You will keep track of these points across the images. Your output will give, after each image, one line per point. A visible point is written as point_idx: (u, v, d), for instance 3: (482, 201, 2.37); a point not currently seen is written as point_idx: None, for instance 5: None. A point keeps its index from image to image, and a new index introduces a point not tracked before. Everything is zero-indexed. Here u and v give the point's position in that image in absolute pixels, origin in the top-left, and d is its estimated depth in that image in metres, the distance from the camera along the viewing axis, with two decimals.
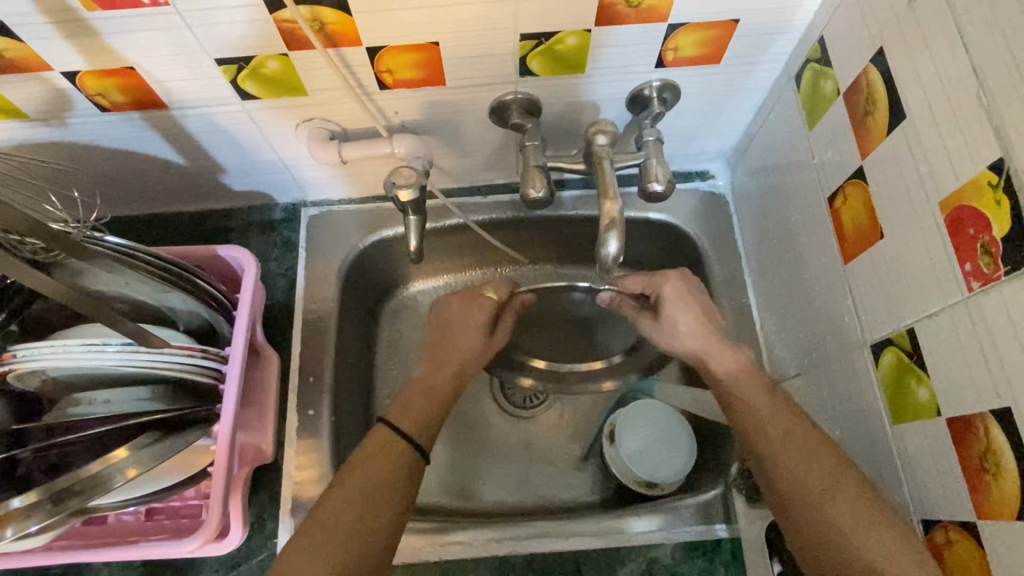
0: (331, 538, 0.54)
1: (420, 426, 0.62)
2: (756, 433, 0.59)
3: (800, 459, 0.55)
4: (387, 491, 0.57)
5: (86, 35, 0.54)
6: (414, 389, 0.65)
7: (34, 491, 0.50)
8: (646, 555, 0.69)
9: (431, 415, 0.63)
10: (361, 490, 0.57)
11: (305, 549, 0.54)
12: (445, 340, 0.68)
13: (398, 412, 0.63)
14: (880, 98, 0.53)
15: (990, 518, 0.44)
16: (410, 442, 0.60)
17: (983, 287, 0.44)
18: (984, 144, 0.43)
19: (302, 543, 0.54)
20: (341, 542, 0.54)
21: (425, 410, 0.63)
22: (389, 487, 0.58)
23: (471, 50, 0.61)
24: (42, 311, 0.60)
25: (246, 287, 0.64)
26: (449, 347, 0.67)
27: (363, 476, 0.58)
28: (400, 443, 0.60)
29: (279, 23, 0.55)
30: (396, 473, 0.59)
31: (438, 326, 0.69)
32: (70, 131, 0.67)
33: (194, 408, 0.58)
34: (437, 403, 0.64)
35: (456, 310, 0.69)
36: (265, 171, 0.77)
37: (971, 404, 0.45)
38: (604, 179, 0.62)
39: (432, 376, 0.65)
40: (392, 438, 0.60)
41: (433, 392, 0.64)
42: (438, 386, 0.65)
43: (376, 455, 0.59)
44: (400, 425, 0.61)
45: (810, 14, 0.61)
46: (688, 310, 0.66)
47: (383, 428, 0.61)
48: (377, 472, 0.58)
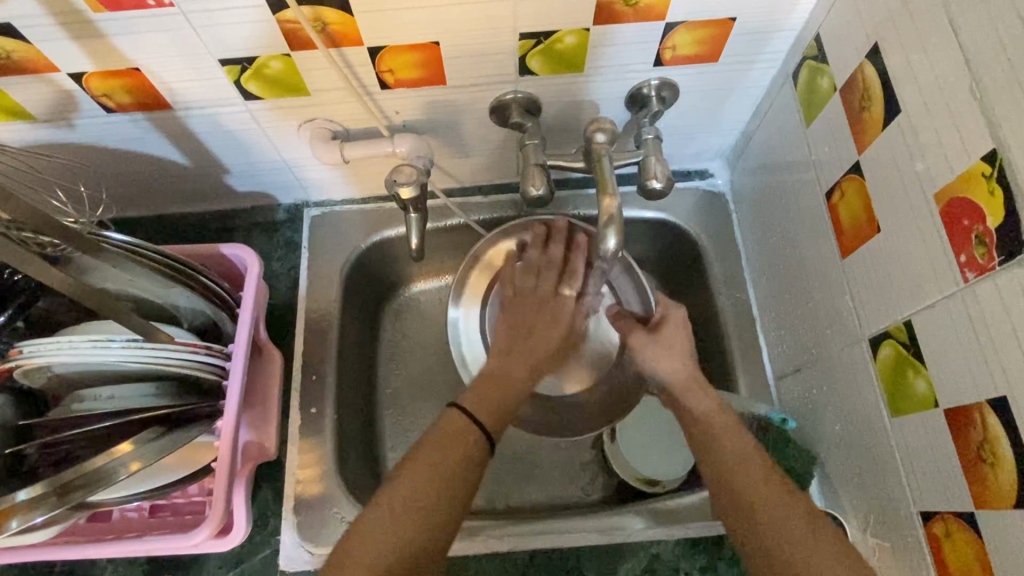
0: (407, 523, 0.53)
1: (493, 418, 0.61)
2: (731, 478, 0.56)
3: (761, 491, 0.54)
4: (463, 475, 0.56)
5: (92, 37, 0.55)
6: (489, 378, 0.64)
7: (40, 483, 0.51)
8: (647, 552, 0.69)
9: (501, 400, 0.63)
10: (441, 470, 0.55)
11: (366, 534, 0.52)
12: (524, 334, 0.68)
13: (473, 400, 0.61)
14: (875, 94, 0.53)
15: (988, 507, 0.45)
16: (481, 429, 0.59)
17: (979, 277, 0.44)
18: (978, 136, 0.43)
19: (374, 526, 0.52)
20: (406, 531, 0.52)
21: (492, 401, 0.62)
22: (468, 468, 0.56)
23: (471, 50, 0.62)
24: (48, 308, 0.60)
25: (249, 285, 0.65)
26: (527, 340, 0.68)
27: (439, 456, 0.56)
28: (468, 424, 0.59)
29: (282, 24, 0.56)
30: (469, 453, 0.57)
31: (521, 320, 0.70)
32: (76, 132, 0.68)
33: (198, 404, 0.59)
34: (507, 396, 0.63)
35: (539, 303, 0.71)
36: (268, 172, 0.78)
37: (968, 393, 0.46)
38: (603, 176, 0.62)
39: (504, 368, 0.65)
40: (467, 423, 0.59)
41: (506, 384, 0.64)
42: (514, 380, 0.65)
43: (448, 441, 0.57)
44: (468, 408, 0.60)
45: (806, 12, 0.61)
46: (685, 337, 0.68)
47: (454, 412, 0.60)
48: (449, 452, 0.57)
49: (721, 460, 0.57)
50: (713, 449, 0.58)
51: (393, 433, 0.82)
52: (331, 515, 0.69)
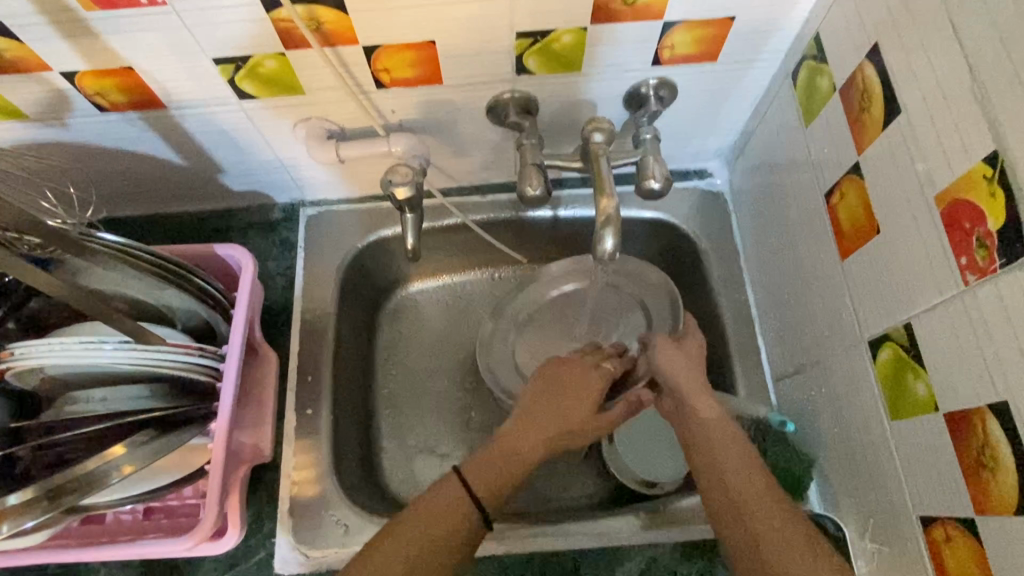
0: None
1: (490, 495, 0.60)
2: (744, 511, 0.52)
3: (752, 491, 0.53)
4: (443, 552, 0.56)
5: (84, 36, 0.55)
6: (501, 445, 0.64)
7: (31, 487, 0.50)
8: (645, 554, 0.69)
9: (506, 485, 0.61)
10: (428, 550, 0.56)
11: None
12: (545, 402, 0.68)
13: (472, 470, 0.61)
14: (875, 94, 0.53)
15: (989, 513, 0.44)
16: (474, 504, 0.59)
17: (979, 280, 0.43)
18: (980, 137, 0.43)
19: None
20: None
21: (501, 475, 0.61)
22: (452, 545, 0.57)
23: (466, 48, 0.61)
24: (40, 309, 0.60)
25: (244, 286, 0.64)
26: (544, 410, 0.67)
27: (425, 528, 0.56)
28: (462, 502, 0.59)
29: (276, 23, 0.55)
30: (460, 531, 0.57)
31: (553, 388, 0.69)
32: (69, 131, 0.67)
33: (191, 406, 0.58)
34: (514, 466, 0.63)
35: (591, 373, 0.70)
36: (264, 172, 0.78)
37: (968, 397, 0.45)
38: (600, 177, 0.62)
39: (518, 439, 0.64)
40: (459, 498, 0.59)
41: (512, 452, 0.64)
42: (525, 455, 0.63)
43: (437, 513, 0.57)
44: (471, 479, 0.60)
45: (806, 11, 0.61)
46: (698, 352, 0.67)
47: (456, 482, 0.60)
48: (438, 527, 0.57)
49: (738, 498, 0.53)
50: (728, 485, 0.54)
51: (390, 434, 0.82)
52: (326, 517, 0.69)
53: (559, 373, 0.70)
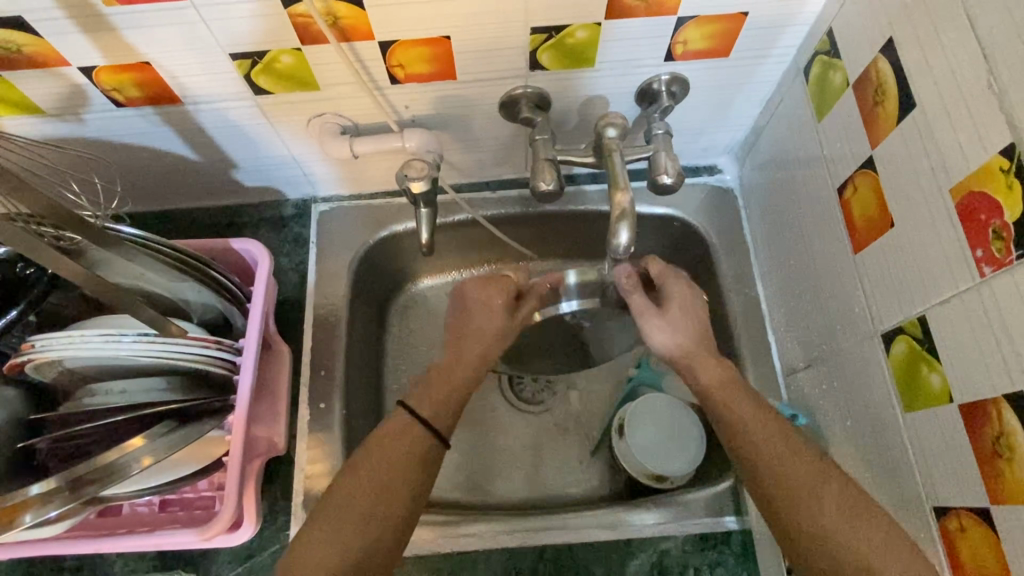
0: (345, 527, 0.55)
1: (436, 413, 0.62)
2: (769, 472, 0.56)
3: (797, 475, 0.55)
4: (402, 479, 0.58)
5: (103, 30, 0.55)
6: (438, 374, 0.65)
7: (53, 478, 0.51)
8: (657, 547, 0.69)
9: (452, 402, 0.63)
10: (389, 476, 0.58)
11: (304, 539, 0.55)
12: (466, 325, 0.67)
13: (416, 397, 0.63)
14: (889, 88, 0.53)
15: (1003, 503, 0.45)
16: (425, 428, 0.61)
17: (995, 272, 0.44)
18: (996, 130, 0.43)
19: (316, 529, 0.55)
20: (346, 534, 0.55)
21: (441, 398, 0.63)
22: (410, 471, 0.58)
23: (481, 44, 0.61)
24: (60, 303, 0.60)
25: (260, 280, 0.65)
26: (469, 332, 0.67)
27: (383, 459, 0.58)
28: (415, 427, 0.60)
29: (294, 18, 0.56)
30: (416, 454, 0.59)
31: (461, 311, 0.68)
32: (85, 126, 0.68)
33: (209, 399, 0.59)
34: (458, 386, 0.64)
35: (477, 289, 0.68)
36: (276, 167, 0.78)
37: (984, 388, 0.45)
38: (613, 172, 0.62)
39: (449, 360, 0.65)
40: (409, 423, 0.61)
41: (451, 378, 0.64)
42: (460, 375, 0.64)
43: (392, 444, 0.59)
44: (418, 409, 0.62)
45: (819, 7, 0.61)
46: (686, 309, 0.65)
47: (400, 412, 0.62)
48: (394, 456, 0.59)
49: (791, 494, 0.54)
50: (781, 479, 0.55)
51: None
52: None
53: (462, 293, 0.69)
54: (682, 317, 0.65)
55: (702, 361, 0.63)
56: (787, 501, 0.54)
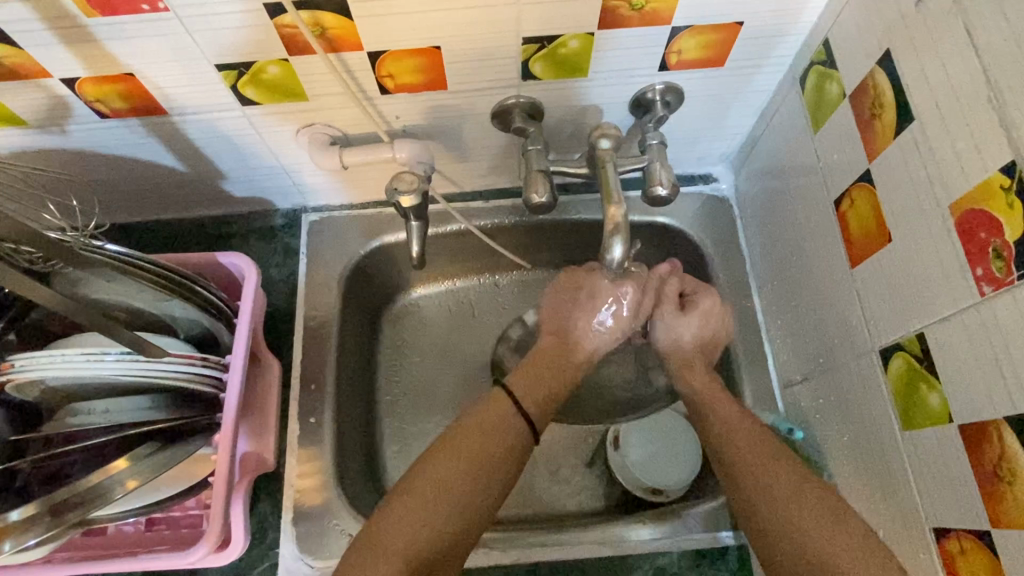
0: (445, 502, 0.55)
1: (541, 409, 0.64)
2: (739, 464, 0.59)
3: (762, 466, 0.58)
4: (503, 460, 0.59)
5: (85, 42, 0.54)
6: (540, 360, 0.68)
7: (33, 504, 0.50)
8: (653, 563, 0.69)
9: (550, 392, 0.65)
10: (489, 464, 0.58)
11: (403, 510, 0.54)
12: (574, 318, 0.71)
13: (518, 380, 0.65)
14: (887, 101, 0.52)
15: (1004, 527, 0.44)
16: (524, 416, 0.62)
17: (996, 291, 0.43)
18: (997, 147, 0.42)
19: (416, 500, 0.55)
20: (445, 510, 0.55)
21: (546, 390, 0.65)
22: (509, 455, 0.60)
23: (472, 54, 0.60)
24: (41, 320, 0.59)
25: (247, 294, 0.64)
26: (578, 326, 0.70)
27: (483, 438, 0.59)
28: (515, 411, 0.62)
29: (280, 29, 0.54)
30: (512, 443, 0.60)
31: (569, 300, 0.72)
32: (70, 138, 0.66)
33: (194, 418, 0.58)
34: (557, 382, 0.67)
35: (591, 281, 0.70)
36: (266, 177, 0.77)
37: (985, 409, 0.45)
38: (607, 184, 0.61)
39: (555, 352, 0.69)
40: (511, 408, 0.62)
41: (561, 366, 0.68)
42: (565, 369, 0.68)
43: (493, 421, 0.61)
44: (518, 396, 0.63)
45: (814, 16, 0.60)
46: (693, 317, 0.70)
47: (502, 396, 0.63)
48: (495, 441, 0.59)
49: (757, 484, 0.57)
50: (747, 470, 0.58)
51: (393, 442, 0.81)
52: (331, 527, 0.68)
53: (569, 287, 0.72)
54: (702, 320, 0.70)
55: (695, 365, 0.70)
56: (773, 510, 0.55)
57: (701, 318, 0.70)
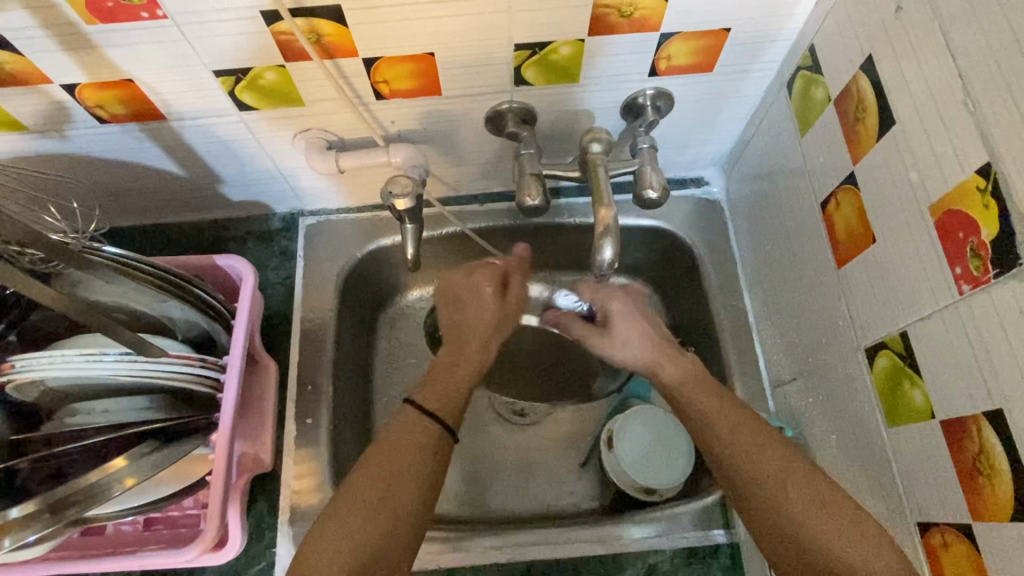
0: (361, 521, 0.54)
1: (442, 404, 0.61)
2: (755, 481, 0.55)
3: (782, 484, 0.54)
4: (414, 470, 0.56)
5: (85, 49, 0.55)
6: (438, 369, 0.64)
7: (32, 501, 0.51)
8: (645, 561, 0.69)
9: (454, 387, 0.62)
10: (402, 471, 0.56)
11: (320, 537, 0.53)
12: (461, 318, 0.67)
13: (421, 392, 0.62)
14: (870, 105, 0.54)
15: (983, 520, 0.45)
16: (433, 420, 0.59)
17: (973, 289, 0.44)
18: (973, 150, 0.43)
19: (331, 523, 0.54)
20: (359, 530, 0.53)
21: (446, 388, 0.62)
22: (422, 465, 0.57)
23: (465, 60, 0.61)
24: (42, 322, 0.60)
25: (245, 296, 0.65)
26: (463, 323, 0.67)
27: (393, 454, 0.57)
28: (426, 420, 0.59)
29: (277, 35, 0.56)
30: (423, 447, 0.58)
31: (455, 304, 0.68)
32: (69, 143, 0.67)
33: (193, 417, 0.59)
34: (463, 376, 0.64)
35: (464, 279, 0.68)
36: (263, 182, 0.78)
37: (965, 405, 0.46)
38: (598, 186, 0.62)
39: (450, 357, 0.65)
40: (417, 416, 0.59)
41: (459, 363, 0.64)
42: (462, 364, 0.64)
43: (403, 433, 0.58)
44: (424, 404, 0.60)
45: (800, 22, 0.61)
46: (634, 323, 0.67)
47: (409, 411, 0.60)
48: (403, 454, 0.57)
49: (779, 504, 0.53)
50: (767, 491, 0.54)
51: None
52: None
53: (448, 291, 0.69)
54: (625, 335, 0.67)
55: (664, 360, 0.63)
56: (762, 499, 0.54)
57: (623, 326, 0.67)
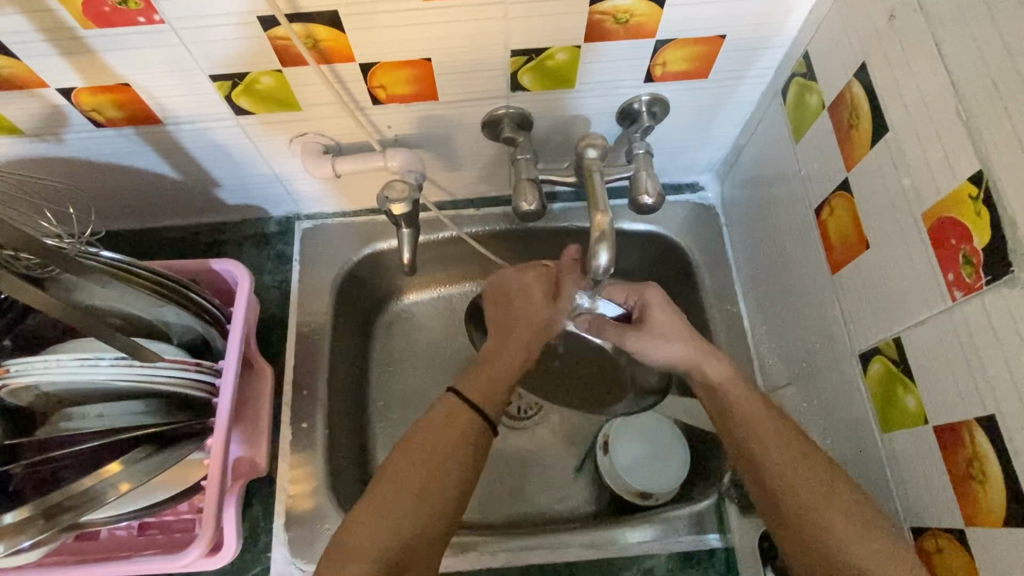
0: (407, 498, 0.57)
1: (486, 396, 0.63)
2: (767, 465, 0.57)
3: (793, 469, 0.56)
4: (459, 454, 0.60)
5: (81, 53, 0.55)
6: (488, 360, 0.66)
7: (26, 506, 0.51)
8: (641, 565, 0.69)
9: (499, 383, 0.64)
10: (444, 462, 0.59)
11: (366, 511, 0.57)
12: (511, 314, 0.70)
13: (466, 383, 0.64)
14: (864, 113, 0.54)
15: (977, 526, 0.45)
16: (482, 419, 0.62)
17: (966, 296, 0.44)
18: (965, 157, 0.44)
19: (376, 499, 0.57)
20: (404, 507, 0.57)
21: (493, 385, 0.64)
22: (468, 450, 0.60)
23: (461, 66, 0.62)
24: (36, 327, 0.60)
25: (240, 301, 0.65)
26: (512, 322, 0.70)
27: (437, 440, 0.60)
28: (468, 409, 0.62)
29: (274, 41, 0.56)
30: (465, 436, 0.61)
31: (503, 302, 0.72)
32: (65, 146, 0.67)
33: (187, 422, 0.59)
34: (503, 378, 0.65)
35: (516, 279, 0.72)
36: (260, 186, 0.78)
37: (957, 411, 0.46)
38: (594, 192, 0.62)
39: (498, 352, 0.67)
40: (460, 406, 0.62)
41: (509, 365, 0.66)
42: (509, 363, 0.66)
43: (446, 423, 0.61)
44: (467, 394, 0.63)
45: (794, 30, 0.62)
46: (669, 315, 0.67)
47: (453, 399, 0.63)
48: (447, 439, 0.60)
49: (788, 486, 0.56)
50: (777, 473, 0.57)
51: (384, 447, 0.82)
52: (323, 531, 0.69)
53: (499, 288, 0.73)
54: (665, 335, 0.66)
55: (707, 357, 0.65)
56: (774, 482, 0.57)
57: (662, 329, 0.67)
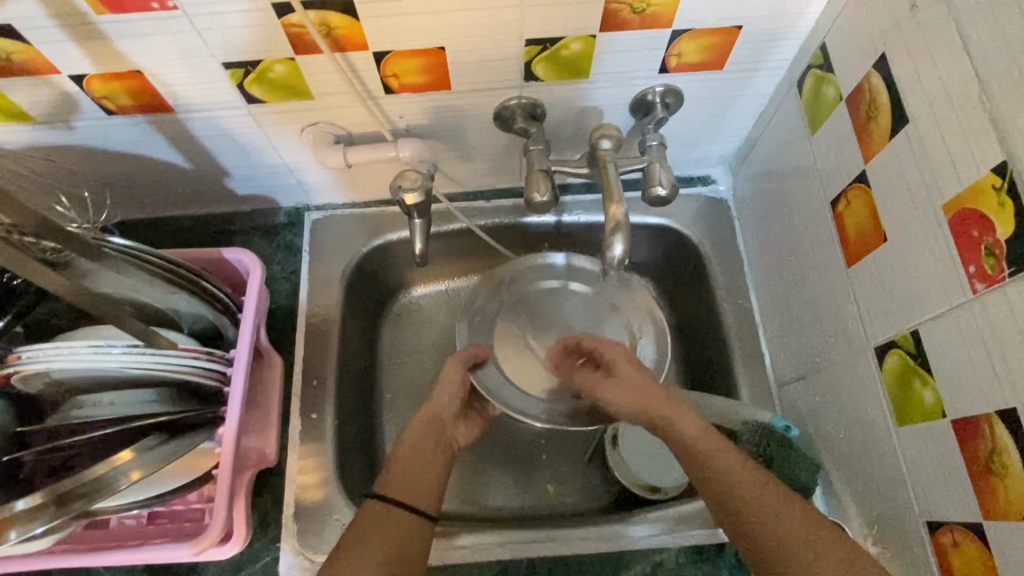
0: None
1: (406, 488, 0.60)
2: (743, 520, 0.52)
3: (771, 517, 0.51)
4: (383, 549, 0.55)
5: (94, 39, 0.55)
6: (408, 451, 0.63)
7: (39, 493, 0.50)
8: (650, 559, 0.69)
9: (420, 475, 0.61)
10: (361, 558, 0.54)
11: None
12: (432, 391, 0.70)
13: (390, 486, 0.60)
14: (882, 104, 0.53)
15: (996, 519, 0.45)
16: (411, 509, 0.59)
17: (987, 288, 0.44)
18: (988, 147, 0.43)
19: None
20: None
21: (414, 474, 0.61)
22: (393, 546, 0.56)
23: (475, 55, 0.61)
24: (48, 314, 0.60)
25: (252, 290, 0.65)
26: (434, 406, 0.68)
27: (363, 539, 0.55)
28: (393, 511, 0.58)
29: (288, 28, 0.55)
30: (391, 529, 0.57)
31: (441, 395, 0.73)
32: (75, 134, 0.67)
33: (198, 411, 0.58)
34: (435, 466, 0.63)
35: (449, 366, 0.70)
36: (269, 176, 0.78)
37: (976, 404, 0.46)
38: (608, 183, 0.62)
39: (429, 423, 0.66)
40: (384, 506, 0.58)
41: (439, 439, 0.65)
42: (431, 447, 0.64)
43: (373, 526, 0.57)
44: (389, 494, 0.59)
45: (811, 21, 0.61)
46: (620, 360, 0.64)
47: (377, 503, 0.59)
48: (373, 540, 0.55)
49: (769, 538, 0.50)
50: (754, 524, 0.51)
51: (392, 439, 0.81)
52: (332, 521, 0.69)
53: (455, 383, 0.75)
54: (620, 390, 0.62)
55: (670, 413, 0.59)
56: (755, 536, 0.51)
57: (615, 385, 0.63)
